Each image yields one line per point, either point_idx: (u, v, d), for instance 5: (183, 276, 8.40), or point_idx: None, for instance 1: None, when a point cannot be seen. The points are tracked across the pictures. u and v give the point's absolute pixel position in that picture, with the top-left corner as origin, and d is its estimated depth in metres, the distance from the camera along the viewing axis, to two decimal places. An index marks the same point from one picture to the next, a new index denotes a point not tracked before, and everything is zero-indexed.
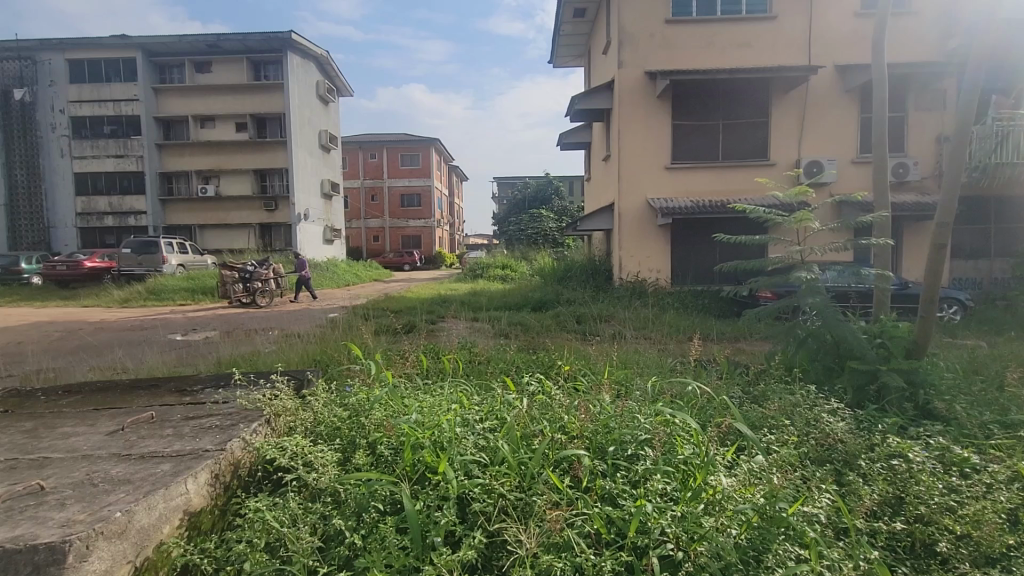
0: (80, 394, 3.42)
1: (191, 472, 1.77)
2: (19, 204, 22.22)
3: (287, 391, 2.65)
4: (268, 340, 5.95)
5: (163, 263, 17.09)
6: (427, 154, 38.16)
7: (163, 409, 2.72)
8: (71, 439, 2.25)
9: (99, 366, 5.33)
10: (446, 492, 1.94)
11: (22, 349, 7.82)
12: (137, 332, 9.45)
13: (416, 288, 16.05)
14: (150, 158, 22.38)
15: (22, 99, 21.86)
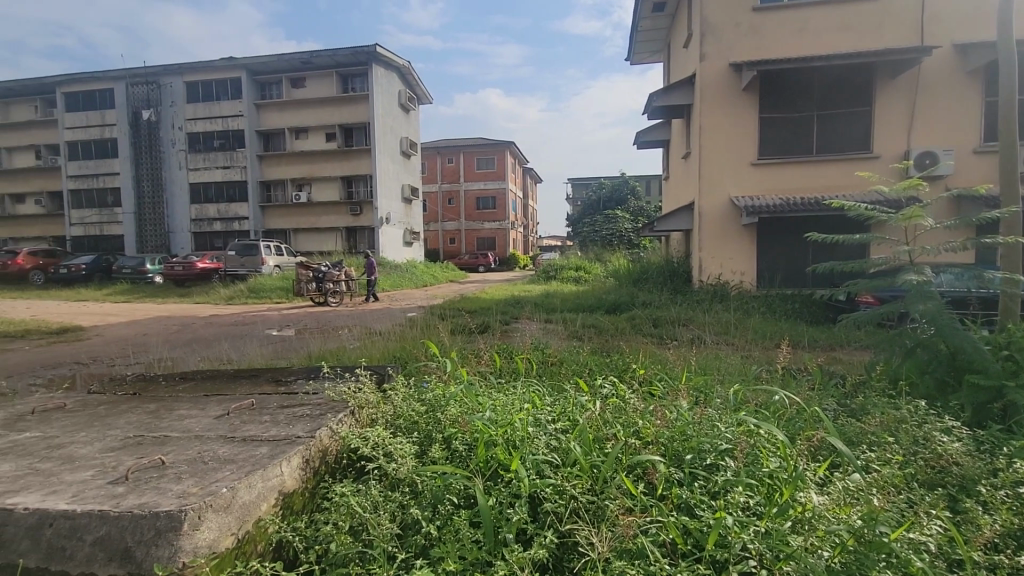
0: (193, 381, 3.83)
1: (285, 456, 1.92)
2: (146, 211, 25.47)
3: (369, 384, 2.79)
4: (353, 337, 6.33)
5: (262, 264, 18.66)
6: (502, 157, 38.75)
7: (262, 397, 2.98)
8: (186, 421, 2.52)
9: (209, 357, 5.92)
10: (519, 490, 1.95)
11: (147, 340, 8.85)
12: (240, 327, 10.40)
13: (490, 288, 16.35)
14: (253, 168, 24.53)
15: (150, 118, 24.86)
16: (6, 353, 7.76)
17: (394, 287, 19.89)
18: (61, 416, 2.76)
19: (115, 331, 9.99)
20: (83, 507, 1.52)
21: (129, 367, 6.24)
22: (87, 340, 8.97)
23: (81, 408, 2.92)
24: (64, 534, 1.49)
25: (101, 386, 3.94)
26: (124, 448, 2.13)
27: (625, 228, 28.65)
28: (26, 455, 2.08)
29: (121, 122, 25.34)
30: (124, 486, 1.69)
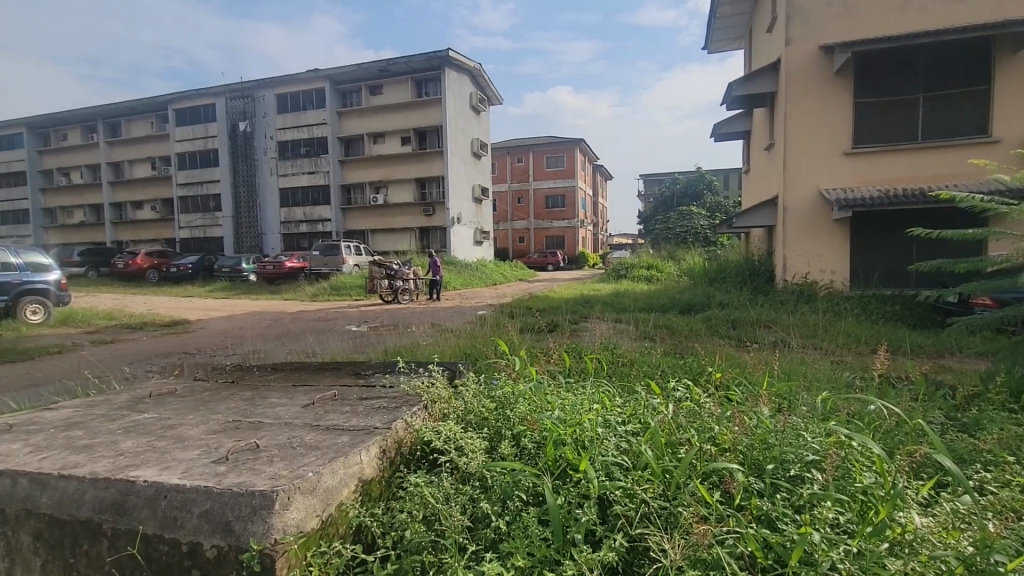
0: (282, 371, 4.14)
1: (364, 445, 2.03)
2: (243, 215, 27.76)
3: (442, 379, 2.88)
4: (426, 333, 6.54)
5: (342, 264, 19.78)
6: (572, 155, 38.46)
7: (343, 389, 3.16)
8: (277, 408, 2.73)
9: (297, 350, 6.37)
10: (588, 491, 1.93)
11: (243, 334, 9.66)
12: (322, 323, 11.09)
13: (559, 287, 16.29)
14: (335, 172, 26.02)
15: (246, 130, 27.15)
16: (128, 343, 8.78)
17: (465, 286, 20.36)
18: (173, 399, 3.09)
19: (217, 325, 11.01)
20: (190, 483, 1.69)
21: (227, 358, 6.84)
22: (193, 332, 9.95)
23: (189, 393, 3.25)
24: (174, 506, 1.66)
25: (205, 374, 4.37)
26: (225, 430, 2.34)
27: (703, 228, 27.13)
28: (144, 433, 2.35)
29: (221, 133, 27.79)
30: (224, 465, 1.85)
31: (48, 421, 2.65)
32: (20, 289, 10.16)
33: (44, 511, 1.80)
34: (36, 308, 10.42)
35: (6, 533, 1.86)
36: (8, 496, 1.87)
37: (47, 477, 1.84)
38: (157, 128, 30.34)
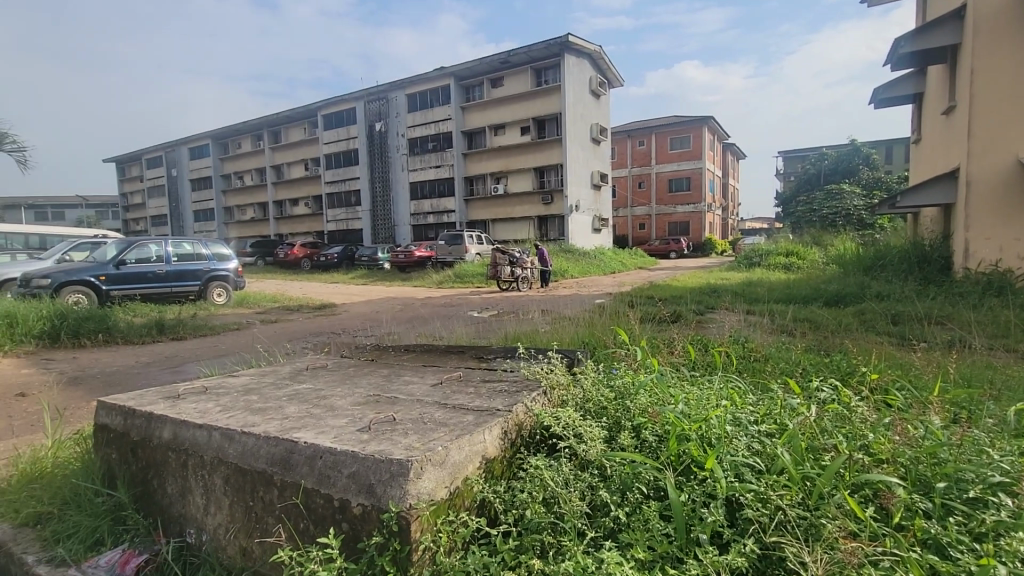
0: (413, 352, 4.50)
1: (488, 425, 2.13)
2: (378, 208, 30.39)
3: (560, 366, 2.89)
4: (545, 320, 6.64)
5: (465, 253, 20.80)
6: (699, 135, 35.99)
7: (467, 371, 3.34)
8: (411, 386, 2.97)
9: (426, 333, 6.85)
10: (714, 491, 1.83)
11: (380, 317, 10.64)
12: (448, 308, 11.80)
13: (682, 276, 15.48)
14: (459, 165, 27.31)
15: (381, 129, 29.70)
16: (288, 323, 10.13)
17: (582, 274, 20.28)
18: (325, 373, 3.51)
19: (358, 308, 12.25)
20: (340, 447, 1.91)
21: (366, 338, 7.59)
22: (338, 315, 11.19)
23: (337, 368, 3.67)
24: (327, 467, 1.89)
25: (350, 352, 4.91)
26: (367, 403, 2.61)
27: (857, 207, 24.00)
28: (304, 401, 2.70)
29: (360, 134, 30.58)
30: (368, 434, 2.07)
31: (232, 386, 3.16)
32: (208, 275, 12.19)
33: (230, 461, 2.16)
34: (220, 292, 12.43)
35: (204, 476, 2.26)
36: (205, 446, 2.27)
37: (233, 433, 2.20)
38: (309, 132, 34.24)
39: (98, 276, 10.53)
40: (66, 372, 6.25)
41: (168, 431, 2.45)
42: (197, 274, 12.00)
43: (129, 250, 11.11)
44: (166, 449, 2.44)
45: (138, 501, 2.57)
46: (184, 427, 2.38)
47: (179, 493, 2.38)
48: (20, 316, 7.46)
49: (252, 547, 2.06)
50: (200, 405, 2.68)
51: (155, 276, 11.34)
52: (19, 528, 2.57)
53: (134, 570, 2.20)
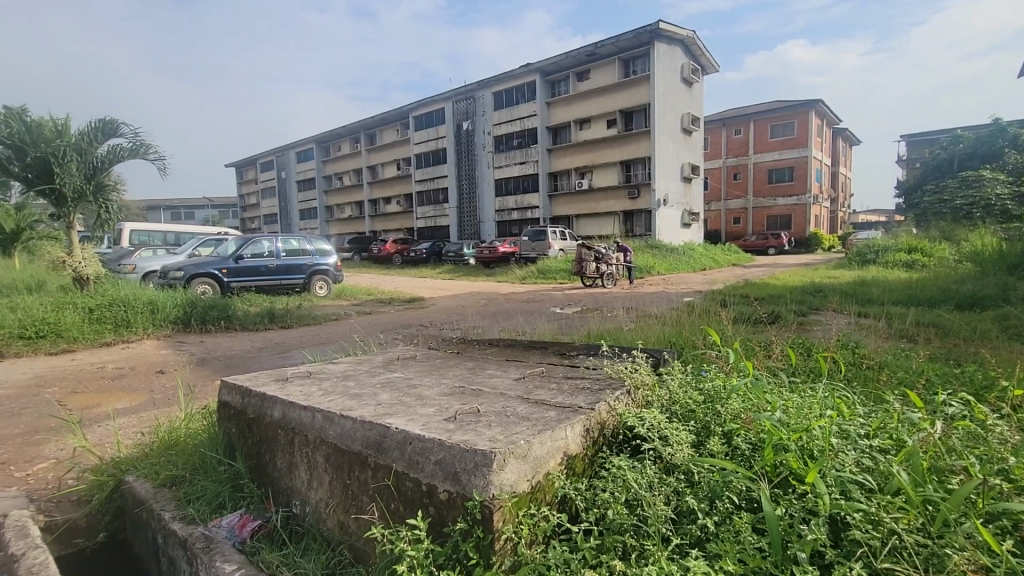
0: (498, 346, 4.60)
1: (571, 422, 2.12)
2: (465, 205, 31.29)
3: (645, 366, 2.81)
4: (630, 318, 6.48)
5: (548, 249, 20.83)
6: (806, 119, 33.12)
7: (550, 367, 3.36)
8: (495, 379, 3.05)
9: (510, 328, 6.95)
10: (815, 507, 1.68)
11: (466, 311, 10.94)
12: (531, 304, 11.88)
13: (782, 274, 14.42)
14: (544, 161, 27.36)
15: (468, 128, 30.50)
16: (381, 314, 10.75)
17: (670, 271, 19.54)
18: (415, 363, 3.70)
19: (445, 302, 12.71)
20: (429, 434, 2.00)
21: (452, 331, 7.86)
22: (426, 308, 11.68)
23: (425, 359, 3.85)
24: (416, 452, 1.98)
25: (438, 344, 5.12)
26: (454, 393, 2.71)
27: (1000, 196, 20.57)
28: (395, 389, 2.86)
29: (449, 134, 31.62)
30: (454, 423, 2.15)
31: (332, 371, 3.43)
32: (312, 269, 13.24)
33: (331, 440, 2.34)
34: (322, 284, 13.45)
35: (308, 453, 2.47)
36: (309, 426, 2.48)
37: (334, 415, 2.38)
38: (401, 133, 35.94)
39: (221, 269, 11.82)
40: (195, 353, 7.10)
41: (278, 411, 2.70)
42: (302, 268, 13.07)
43: (246, 246, 12.35)
44: (277, 427, 2.70)
45: (253, 472, 2.87)
46: (292, 407, 2.62)
47: (287, 467, 2.62)
48: (160, 303, 8.57)
49: (348, 522, 2.22)
50: (305, 388, 2.93)
51: (267, 270, 12.52)
52: (159, 487, 2.95)
53: (250, 534, 2.47)
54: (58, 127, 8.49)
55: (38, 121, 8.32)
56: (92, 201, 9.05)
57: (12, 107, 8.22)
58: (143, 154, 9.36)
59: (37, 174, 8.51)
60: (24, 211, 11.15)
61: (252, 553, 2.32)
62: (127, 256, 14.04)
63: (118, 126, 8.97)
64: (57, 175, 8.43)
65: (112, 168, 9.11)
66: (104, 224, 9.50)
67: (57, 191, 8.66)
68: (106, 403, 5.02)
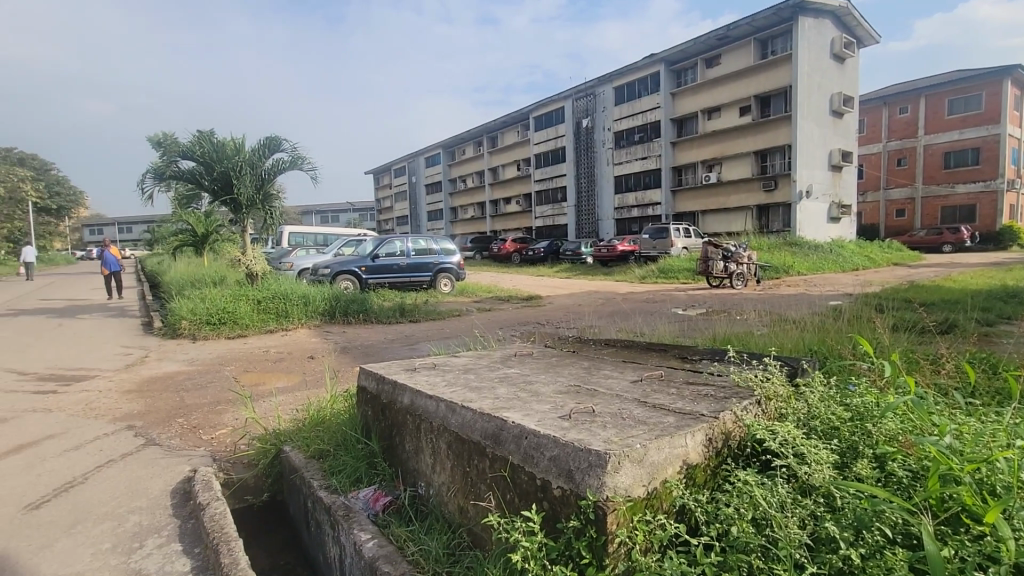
0: (615, 346, 4.52)
1: (691, 429, 2.01)
2: (583, 204, 31.15)
3: (779, 375, 2.57)
4: (762, 322, 5.97)
5: (671, 247, 19.92)
6: (998, 91, 27.70)
7: (670, 371, 3.22)
8: (611, 380, 3.00)
9: (628, 329, 6.76)
10: (998, 554, 1.42)
11: (583, 310, 10.90)
12: (651, 304, 11.47)
13: (958, 275, 12.27)
14: (667, 155, 26.23)
15: (588, 125, 30.27)
16: (500, 312, 11.13)
17: (812, 270, 17.60)
18: (532, 360, 3.77)
19: (562, 301, 12.79)
20: (544, 431, 2.03)
21: (568, 330, 7.88)
22: (544, 306, 11.85)
23: (541, 356, 3.91)
24: (532, 447, 2.03)
25: (554, 342, 5.17)
26: (569, 392, 2.72)
27: None
28: (511, 384, 2.94)
29: (568, 132, 31.69)
30: (569, 421, 2.16)
31: (454, 364, 3.63)
32: (438, 268, 14.10)
33: (453, 429, 2.48)
34: (446, 282, 14.28)
35: (432, 440, 2.65)
36: (434, 414, 2.65)
37: (456, 405, 2.52)
38: (521, 135, 36.77)
39: (360, 267, 13.11)
40: (339, 342, 7.96)
41: (408, 398, 2.93)
42: (428, 266, 13.98)
43: (381, 247, 13.55)
44: (405, 413, 2.93)
45: (385, 452, 3.15)
46: (419, 396, 2.82)
47: (414, 451, 2.83)
48: (312, 296, 9.72)
49: (467, 508, 2.34)
50: (430, 379, 3.14)
51: (399, 268, 13.59)
52: (309, 459, 3.37)
53: (382, 508, 2.73)
54: (237, 145, 10.01)
55: (223, 141, 9.87)
56: (261, 207, 10.58)
57: (205, 130, 9.85)
58: (300, 166, 10.71)
59: (221, 185, 10.12)
60: (212, 217, 13.36)
61: (384, 526, 2.57)
62: (287, 255, 16.16)
63: (281, 142, 10.38)
64: (236, 187, 10.01)
65: (276, 178, 10.55)
66: (269, 227, 11.07)
67: (236, 199, 10.24)
68: (269, 382, 5.83)
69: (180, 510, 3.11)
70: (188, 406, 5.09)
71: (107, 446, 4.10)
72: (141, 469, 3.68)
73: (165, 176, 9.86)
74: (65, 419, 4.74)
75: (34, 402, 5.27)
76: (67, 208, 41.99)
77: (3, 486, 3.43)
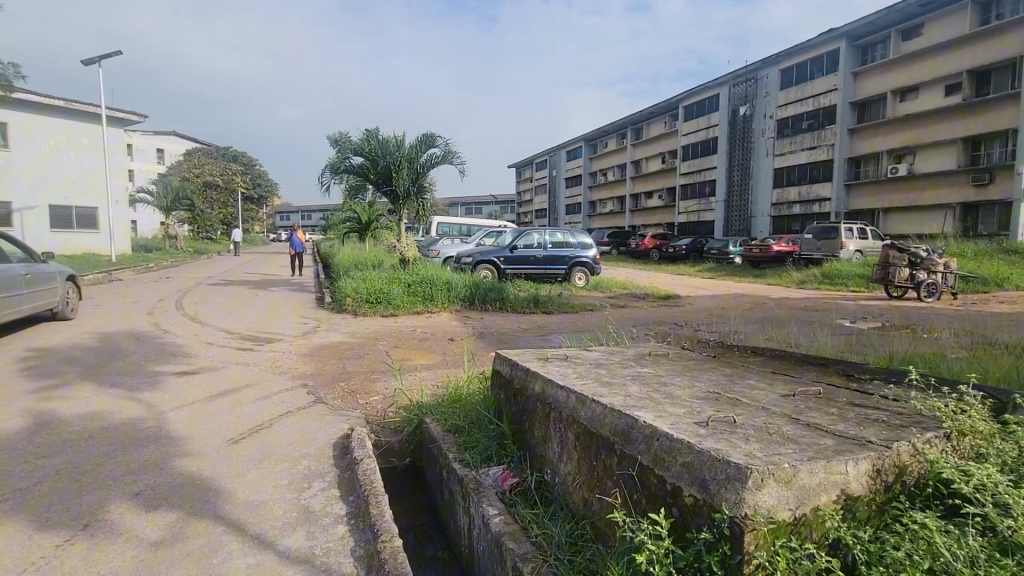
0: (763, 356, 4.13)
1: (854, 457, 1.76)
2: (734, 199, 28.85)
3: (980, 408, 2.12)
4: (955, 344, 5.01)
5: (840, 249, 17.51)
6: None
7: (831, 389, 2.86)
8: (756, 391, 2.75)
9: (779, 337, 6.14)
10: None
11: (728, 313, 10.15)
12: (810, 312, 10.25)
13: None
14: (842, 144, 23.09)
15: (745, 113, 27.83)
16: (634, 309, 10.84)
17: None
18: (669, 361, 3.62)
19: (703, 302, 12.04)
20: (678, 435, 1.94)
21: (709, 334, 7.41)
22: (683, 306, 11.26)
23: (679, 359, 3.72)
24: (664, 450, 1.95)
25: (692, 345, 4.90)
26: (708, 399, 2.55)
27: None
28: (645, 383, 2.86)
29: (722, 121, 29.43)
30: (706, 429, 2.04)
31: (587, 358, 3.62)
32: (573, 261, 14.15)
33: (581, 421, 2.49)
34: (581, 275, 14.28)
35: (561, 429, 2.69)
36: (564, 405, 2.68)
37: (586, 398, 2.52)
38: (669, 125, 35.06)
39: (499, 258, 13.68)
40: (476, 327, 8.43)
41: (539, 385, 3.00)
42: (564, 259, 14.11)
43: (520, 238, 13.99)
44: (536, 400, 3.01)
45: (515, 435, 3.27)
46: (550, 385, 2.87)
47: (542, 437, 2.90)
48: (455, 282, 10.39)
49: (592, 501, 2.34)
50: (562, 369, 3.18)
51: (535, 259, 13.91)
52: (445, 432, 3.63)
53: (510, 488, 2.88)
54: (398, 142, 11.05)
55: (387, 138, 10.97)
56: (415, 198, 11.59)
57: (373, 129, 11.03)
58: (451, 160, 11.46)
59: (383, 178, 11.29)
60: (374, 207, 14.95)
61: (511, 505, 2.69)
62: (434, 244, 17.48)
63: (435, 138, 11.21)
64: (395, 180, 11.11)
65: (430, 171, 11.45)
66: (420, 217, 12.07)
67: (395, 191, 11.35)
68: (414, 358, 6.40)
69: (340, 461, 3.58)
70: (348, 372, 5.81)
71: (287, 399, 4.86)
72: (310, 422, 4.30)
73: (340, 169, 11.25)
74: (258, 373, 5.72)
75: (237, 356, 6.43)
76: (266, 197, 50.23)
77: (214, 421, 4.25)
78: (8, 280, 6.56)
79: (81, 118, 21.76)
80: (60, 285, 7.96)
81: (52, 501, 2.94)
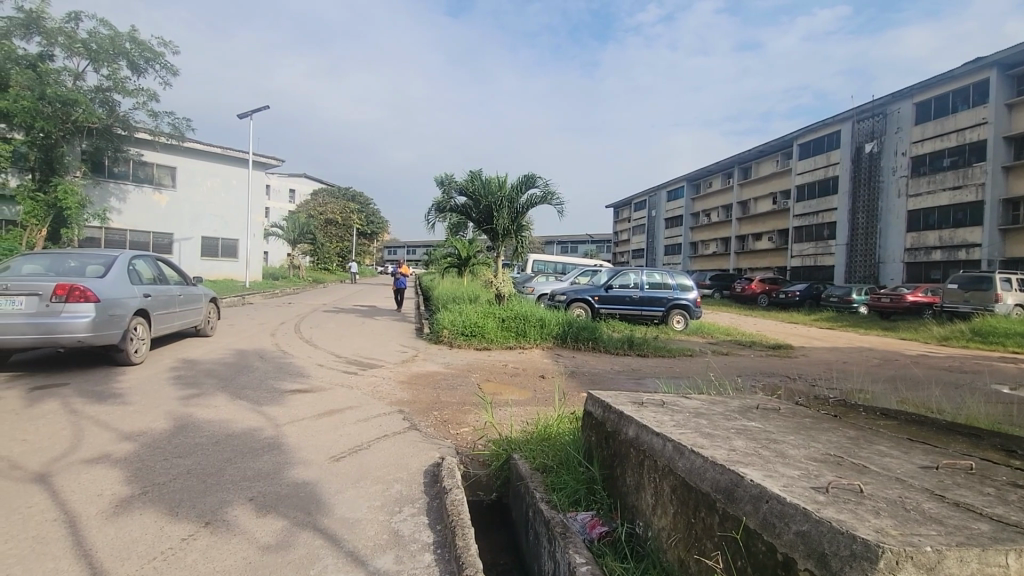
0: (896, 420, 3.61)
1: (1017, 547, 1.46)
2: (857, 242, 26.31)
3: None
4: None
5: (995, 302, 15.12)
6: None
7: (986, 464, 2.42)
8: (886, 459, 2.40)
9: (914, 400, 5.36)
10: None
11: (849, 369, 9.15)
12: (956, 374, 8.86)
13: None
14: (994, 183, 20.35)
15: (871, 150, 25.55)
16: (740, 357, 10.08)
17: None
18: (778, 417, 3.29)
19: (819, 355, 10.90)
20: (791, 499, 1.74)
21: (826, 390, 6.71)
22: (795, 358, 10.31)
23: (792, 415, 3.36)
24: (774, 514, 1.76)
25: (806, 401, 4.45)
26: (825, 462, 2.28)
27: None
28: (752, 439, 2.61)
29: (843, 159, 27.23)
30: (826, 497, 1.81)
31: (685, 406, 3.41)
32: (671, 302, 13.61)
33: (680, 472, 2.33)
34: (680, 318, 13.64)
35: (656, 480, 2.53)
36: (660, 452, 2.54)
37: (684, 447, 2.37)
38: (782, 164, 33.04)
39: (593, 296, 13.53)
40: (568, 366, 8.32)
41: (633, 431, 2.87)
42: (662, 301, 13.63)
43: (615, 278, 13.79)
44: (629, 445, 2.88)
45: (605, 481, 3.14)
46: (646, 431, 2.72)
47: (635, 486, 2.75)
48: (548, 320, 10.41)
49: (690, 562, 2.16)
50: (659, 416, 3.01)
51: (631, 300, 13.59)
52: (534, 470, 3.55)
53: (598, 536, 2.77)
54: (499, 182, 11.53)
55: (489, 179, 11.49)
56: (513, 236, 11.95)
57: (477, 170, 11.62)
58: (549, 200, 11.71)
59: (484, 217, 11.82)
60: (473, 244, 15.61)
61: (599, 555, 2.56)
62: (529, 281, 17.80)
63: (535, 179, 11.59)
64: (496, 219, 11.57)
65: (528, 211, 11.77)
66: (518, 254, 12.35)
67: (495, 228, 11.80)
68: (505, 393, 6.43)
69: (429, 489, 3.66)
70: (441, 402, 5.96)
71: (386, 423, 5.10)
72: (404, 447, 4.46)
73: (444, 208, 11.92)
74: (362, 396, 6.07)
75: (346, 380, 6.90)
76: (378, 233, 54.68)
77: (319, 439, 4.56)
78: (165, 299, 7.66)
79: (231, 162, 25.27)
80: (204, 306, 9.12)
81: (184, 498, 3.30)
